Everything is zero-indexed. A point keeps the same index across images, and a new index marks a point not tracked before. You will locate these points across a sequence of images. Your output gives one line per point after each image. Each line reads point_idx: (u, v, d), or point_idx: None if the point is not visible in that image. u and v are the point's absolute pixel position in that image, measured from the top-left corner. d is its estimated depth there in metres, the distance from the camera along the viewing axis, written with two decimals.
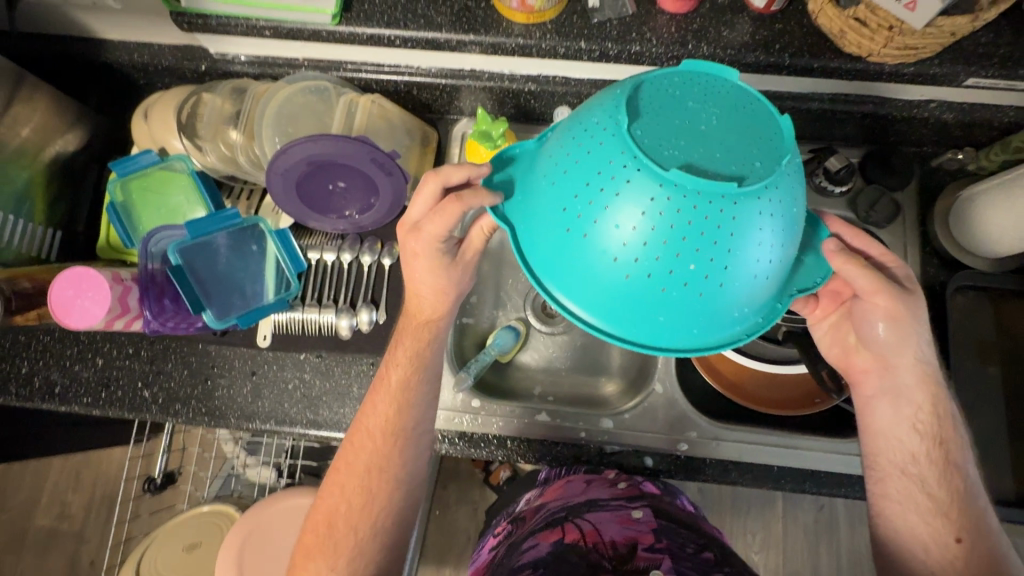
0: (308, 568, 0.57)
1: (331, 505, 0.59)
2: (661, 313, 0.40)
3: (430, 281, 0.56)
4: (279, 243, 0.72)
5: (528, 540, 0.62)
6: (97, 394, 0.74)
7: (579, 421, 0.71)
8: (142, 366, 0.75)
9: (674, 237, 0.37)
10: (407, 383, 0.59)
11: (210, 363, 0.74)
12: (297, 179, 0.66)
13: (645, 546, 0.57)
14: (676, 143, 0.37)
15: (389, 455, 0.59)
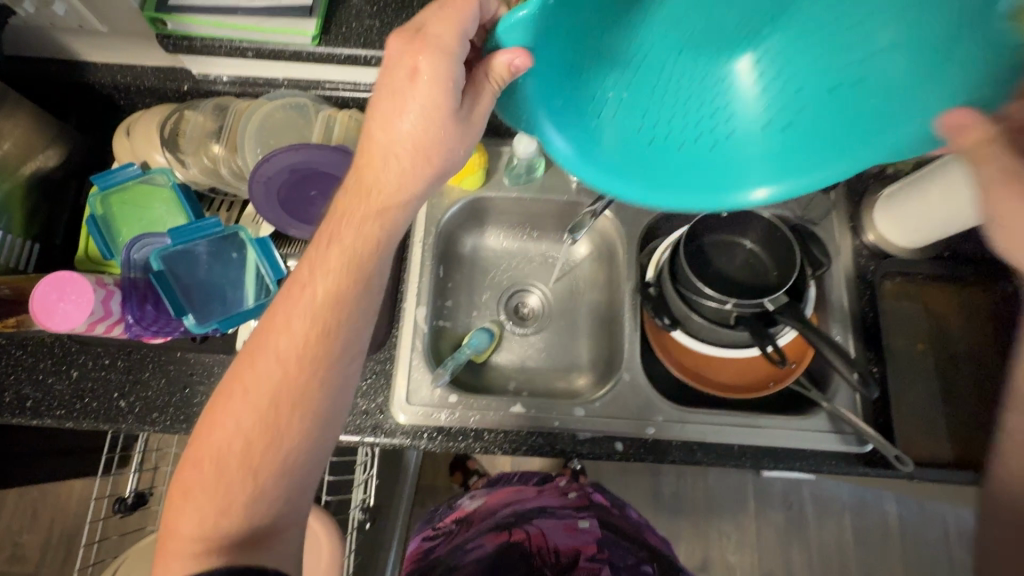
0: (192, 507, 0.51)
1: (225, 439, 0.52)
2: None
3: (415, 122, 0.51)
4: (259, 251, 0.75)
5: (475, 539, 0.76)
6: (71, 406, 0.73)
7: (552, 411, 0.75)
8: (119, 377, 0.75)
9: None
10: (357, 259, 0.54)
11: (189, 371, 0.75)
12: (280, 188, 0.71)
13: (587, 556, 0.73)
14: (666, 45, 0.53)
15: (303, 386, 0.52)
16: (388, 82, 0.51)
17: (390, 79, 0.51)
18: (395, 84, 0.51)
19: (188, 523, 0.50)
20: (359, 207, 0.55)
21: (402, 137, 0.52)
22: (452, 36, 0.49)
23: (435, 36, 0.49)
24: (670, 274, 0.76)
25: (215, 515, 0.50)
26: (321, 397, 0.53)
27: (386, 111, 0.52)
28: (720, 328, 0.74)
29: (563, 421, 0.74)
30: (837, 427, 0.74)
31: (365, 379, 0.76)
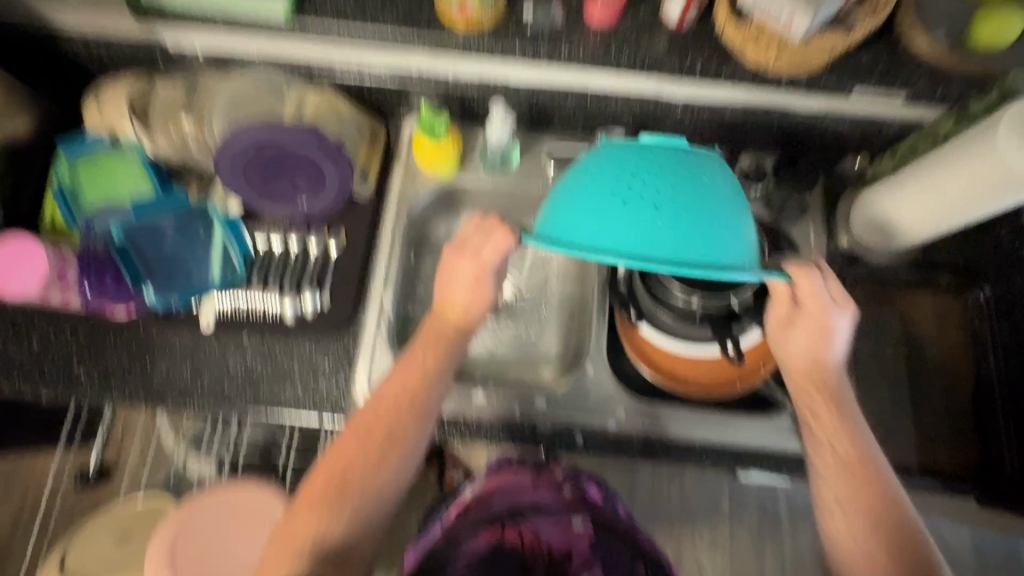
0: (301, 521, 0.56)
1: (333, 470, 0.58)
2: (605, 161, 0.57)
3: (469, 294, 0.62)
4: (225, 228, 0.75)
5: (466, 535, 0.69)
6: (30, 374, 0.73)
7: (514, 401, 0.74)
8: (78, 347, 0.74)
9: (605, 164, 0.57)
10: (422, 380, 0.61)
11: (150, 345, 0.75)
12: (246, 162, 0.73)
13: (578, 554, 0.69)
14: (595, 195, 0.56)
15: (412, 431, 0.60)
16: (450, 266, 0.63)
17: (455, 266, 0.62)
18: (460, 270, 0.62)
19: (295, 534, 0.56)
20: (427, 345, 0.63)
21: (459, 304, 0.63)
22: (500, 243, 0.61)
23: (487, 253, 0.61)
24: (637, 266, 0.76)
25: (317, 527, 0.56)
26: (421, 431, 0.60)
27: (460, 283, 0.62)
28: (687, 324, 0.72)
29: (525, 413, 0.74)
30: (801, 429, 0.74)
31: (327, 362, 0.75)
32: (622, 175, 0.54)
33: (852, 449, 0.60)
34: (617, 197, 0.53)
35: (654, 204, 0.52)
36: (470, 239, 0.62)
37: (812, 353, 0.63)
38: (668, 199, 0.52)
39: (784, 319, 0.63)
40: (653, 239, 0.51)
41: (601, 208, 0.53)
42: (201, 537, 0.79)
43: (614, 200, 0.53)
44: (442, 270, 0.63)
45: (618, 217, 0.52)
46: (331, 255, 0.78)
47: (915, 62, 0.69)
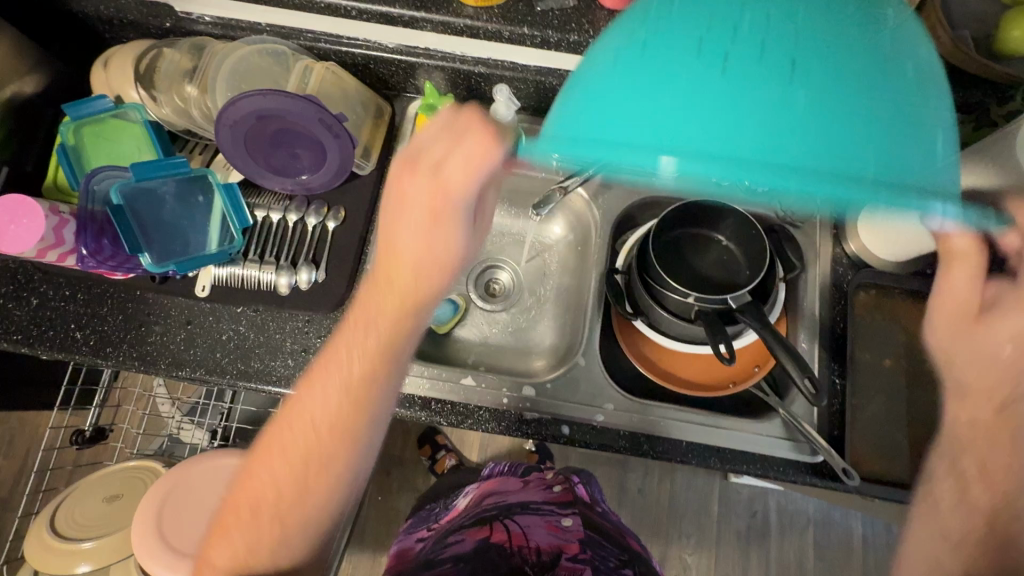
0: (225, 538, 0.53)
1: (261, 487, 0.53)
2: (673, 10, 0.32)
3: (416, 237, 0.49)
4: (225, 197, 0.75)
5: (454, 534, 0.67)
6: (28, 331, 0.74)
7: (502, 387, 0.74)
8: (77, 308, 0.75)
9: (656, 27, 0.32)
10: (364, 372, 0.52)
11: (146, 310, 0.75)
12: (246, 134, 0.70)
13: (569, 555, 0.62)
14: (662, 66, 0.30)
15: (337, 450, 0.52)
16: (393, 198, 0.49)
17: (404, 207, 0.48)
18: (410, 208, 0.48)
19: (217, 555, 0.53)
20: (369, 334, 0.52)
21: (411, 255, 0.50)
22: (462, 156, 0.46)
23: (451, 171, 0.46)
24: (637, 261, 0.74)
25: (241, 549, 0.52)
26: (353, 450, 0.52)
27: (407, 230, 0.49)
28: (681, 322, 0.71)
29: (513, 401, 0.73)
30: (791, 434, 0.73)
31: (318, 338, 0.75)
32: (714, 27, 0.30)
33: (1013, 496, 0.49)
34: (704, 58, 0.30)
35: (784, 72, 0.29)
36: (430, 148, 0.47)
37: (1006, 364, 0.51)
38: (807, 62, 0.29)
39: (971, 313, 0.51)
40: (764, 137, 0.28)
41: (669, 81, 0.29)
42: (188, 504, 0.80)
43: (695, 74, 0.29)
44: (401, 198, 0.48)
45: (700, 101, 0.28)
46: (330, 231, 0.78)
47: (938, 64, 0.66)
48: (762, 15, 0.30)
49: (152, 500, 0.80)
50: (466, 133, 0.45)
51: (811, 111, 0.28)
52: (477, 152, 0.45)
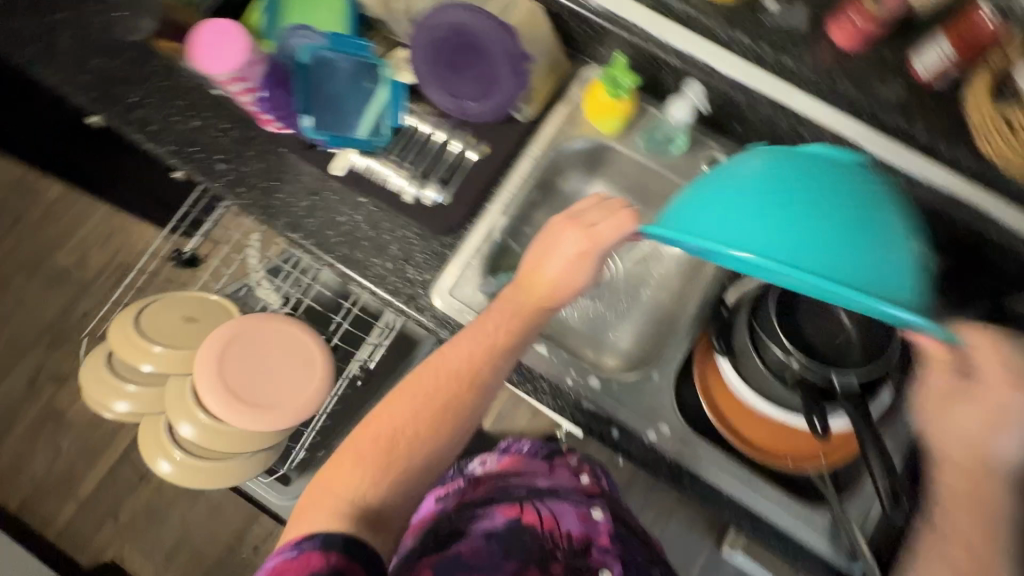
0: (346, 470, 0.57)
1: (396, 429, 0.59)
2: (751, 168, 0.55)
3: (559, 269, 0.63)
4: (390, 94, 0.78)
5: (484, 508, 0.68)
6: (180, 146, 0.80)
7: (570, 367, 0.73)
8: (227, 143, 0.80)
9: (734, 176, 0.55)
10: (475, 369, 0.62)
11: (284, 168, 0.79)
12: (437, 40, 0.72)
13: (599, 547, 0.66)
14: (740, 197, 0.52)
15: (464, 404, 0.61)
16: (545, 231, 0.65)
17: (558, 235, 0.64)
18: (562, 242, 0.63)
19: (339, 487, 0.56)
20: (496, 325, 0.63)
21: (551, 275, 0.63)
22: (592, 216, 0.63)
23: (600, 229, 0.62)
24: (751, 304, 0.70)
25: (364, 483, 0.56)
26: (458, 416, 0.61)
27: (552, 254, 0.63)
28: (774, 383, 0.67)
29: (576, 386, 0.73)
30: (835, 533, 0.69)
31: (421, 253, 0.77)
32: (777, 187, 0.51)
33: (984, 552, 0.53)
34: (765, 196, 0.51)
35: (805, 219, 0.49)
36: (588, 214, 0.63)
37: (980, 440, 0.55)
38: (818, 210, 0.50)
39: (946, 397, 0.57)
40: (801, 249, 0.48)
41: (755, 201, 0.51)
42: (249, 353, 0.85)
43: (801, 201, 0.50)
44: (546, 235, 0.65)
45: (780, 223, 0.49)
46: (466, 162, 0.78)
47: None
48: (799, 175, 0.52)
49: (213, 344, 0.83)
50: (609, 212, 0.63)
51: (851, 237, 0.48)
52: (623, 222, 0.62)
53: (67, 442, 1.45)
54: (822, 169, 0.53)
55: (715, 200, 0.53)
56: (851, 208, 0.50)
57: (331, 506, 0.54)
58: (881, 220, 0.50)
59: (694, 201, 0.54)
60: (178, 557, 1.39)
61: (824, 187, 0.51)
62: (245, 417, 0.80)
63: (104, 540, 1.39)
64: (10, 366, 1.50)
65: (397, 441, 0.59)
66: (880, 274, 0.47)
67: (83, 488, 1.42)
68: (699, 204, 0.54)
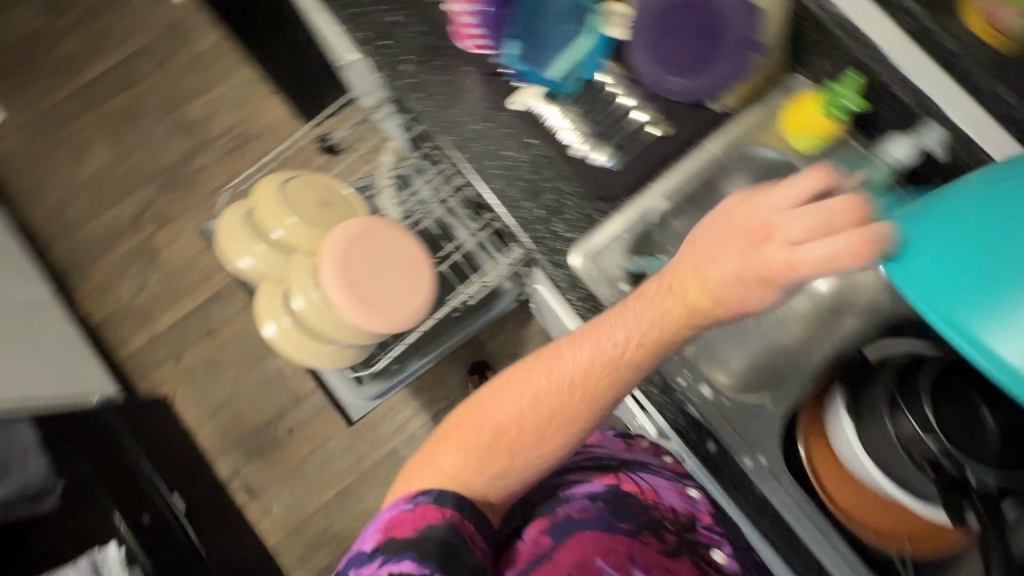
0: (448, 452, 0.61)
1: (500, 424, 0.61)
2: (973, 247, 0.44)
3: (737, 270, 0.54)
4: (592, 44, 0.75)
5: (576, 472, 0.72)
6: (377, 38, 0.81)
7: (686, 368, 0.72)
8: (418, 46, 0.81)
9: (976, 207, 0.45)
10: (595, 377, 0.59)
11: (464, 85, 0.79)
12: (678, 12, 0.73)
13: (704, 524, 0.72)
14: (979, 206, 0.45)
15: (580, 411, 0.60)
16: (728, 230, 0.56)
17: (746, 233, 0.54)
18: (759, 250, 0.53)
19: (441, 465, 0.60)
20: (593, 349, 0.59)
21: (712, 282, 0.55)
22: (780, 250, 0.52)
23: (802, 251, 0.50)
24: (898, 370, 0.65)
25: (467, 467, 0.60)
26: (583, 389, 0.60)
27: (727, 257, 0.55)
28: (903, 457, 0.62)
29: (687, 389, 0.71)
30: None
31: (571, 211, 0.75)
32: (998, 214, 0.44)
33: None
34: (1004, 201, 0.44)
35: None
36: (798, 215, 0.52)
37: None
38: None
39: None
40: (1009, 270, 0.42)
41: (997, 235, 0.43)
42: (367, 258, 0.86)
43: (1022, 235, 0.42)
44: (692, 249, 0.58)
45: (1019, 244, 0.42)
46: (645, 134, 0.75)
47: None
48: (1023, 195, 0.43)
49: (341, 238, 0.85)
50: (840, 225, 0.50)
51: None
52: (850, 216, 0.50)
53: (156, 278, 1.54)
54: None
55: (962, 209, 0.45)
56: None
57: (439, 480, 0.59)
58: None
59: (920, 215, 0.47)
60: (223, 413, 1.47)
61: None
62: (367, 317, 0.83)
63: (163, 376, 1.49)
64: (125, 193, 1.59)
65: (522, 427, 0.61)
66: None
67: (158, 323, 1.52)
68: (935, 226, 0.46)
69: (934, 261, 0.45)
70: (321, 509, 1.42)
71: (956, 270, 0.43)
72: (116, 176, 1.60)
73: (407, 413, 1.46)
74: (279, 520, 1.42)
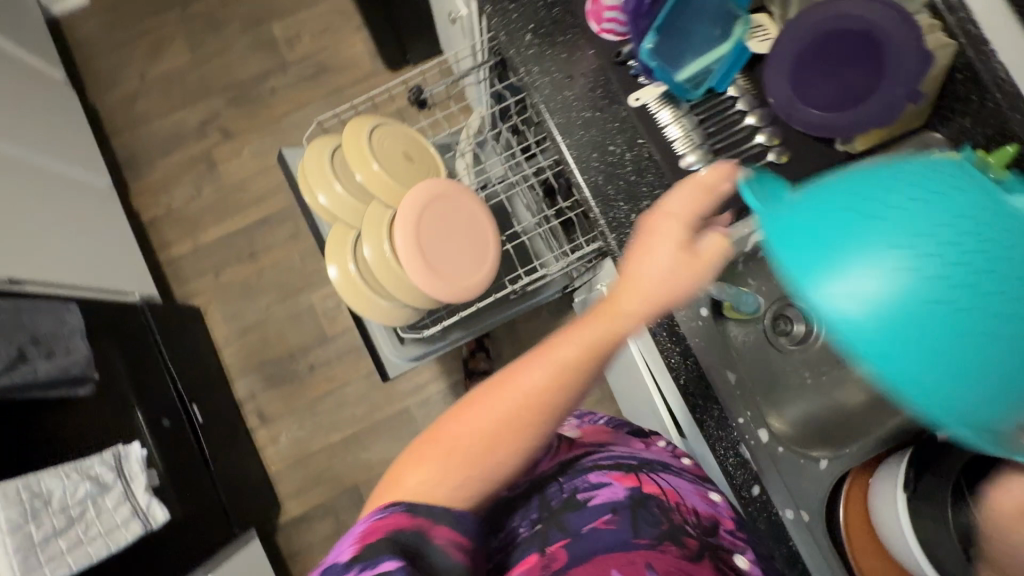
0: (421, 467, 0.48)
1: (474, 428, 0.49)
2: (857, 220, 0.38)
3: (666, 262, 0.49)
4: (731, 53, 0.70)
5: (592, 471, 0.66)
6: (503, 1, 0.78)
7: (745, 409, 0.69)
8: (544, 18, 0.77)
9: (862, 185, 0.40)
10: (538, 397, 0.49)
11: (583, 69, 0.75)
12: (838, 31, 0.62)
13: (728, 527, 0.65)
14: (903, 195, 0.38)
15: (553, 399, 0.50)
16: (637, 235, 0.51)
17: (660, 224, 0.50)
18: (659, 237, 0.49)
19: (416, 481, 0.48)
20: (543, 366, 0.49)
21: (653, 273, 0.49)
22: (668, 245, 0.49)
23: (646, 269, 0.49)
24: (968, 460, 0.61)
25: (445, 484, 0.48)
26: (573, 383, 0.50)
27: (647, 249, 0.49)
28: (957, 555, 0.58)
29: (744, 429, 0.69)
30: None
31: None
32: (895, 201, 0.38)
33: None
34: (925, 195, 0.38)
35: (962, 274, 0.36)
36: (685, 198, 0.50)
37: None
38: (973, 258, 0.36)
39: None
40: (914, 282, 0.36)
41: (885, 222, 0.37)
42: (443, 222, 0.84)
43: (946, 244, 0.36)
44: (632, 256, 0.50)
45: (939, 261, 0.36)
46: (762, 160, 0.70)
47: None
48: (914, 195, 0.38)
49: (417, 198, 0.83)
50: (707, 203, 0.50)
51: (1000, 304, 0.35)
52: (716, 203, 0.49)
53: (209, 189, 1.54)
54: (989, 226, 0.37)
55: (866, 187, 0.39)
56: (944, 300, 0.36)
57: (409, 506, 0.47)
58: (996, 343, 0.36)
59: (824, 187, 0.41)
60: (249, 336, 1.49)
61: (973, 252, 0.36)
62: (439, 286, 0.82)
63: (199, 287, 1.51)
64: (194, 99, 1.58)
65: (505, 424, 0.49)
66: (944, 357, 0.36)
67: (204, 235, 1.53)
68: (830, 199, 0.40)
69: (814, 227, 0.39)
70: (325, 449, 1.44)
71: (842, 241, 0.38)
72: (189, 79, 1.59)
73: (427, 376, 1.47)
74: (283, 450, 1.45)
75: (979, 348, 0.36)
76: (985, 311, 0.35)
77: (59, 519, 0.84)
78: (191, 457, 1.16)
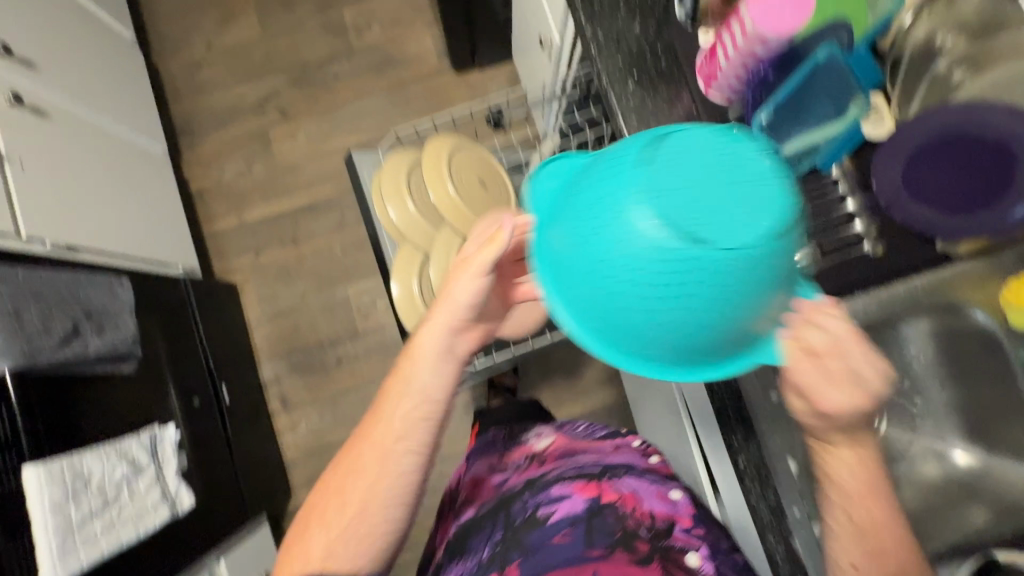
0: (318, 525, 0.61)
1: (348, 476, 0.61)
2: (581, 213, 0.44)
3: (466, 296, 0.56)
4: (842, 136, 0.66)
5: (556, 484, 0.73)
6: (607, 45, 0.76)
7: (802, 498, 0.66)
8: (648, 69, 0.75)
9: (599, 173, 0.44)
10: (396, 433, 0.60)
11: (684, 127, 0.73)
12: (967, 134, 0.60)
13: (683, 527, 0.69)
14: (607, 181, 0.43)
15: (410, 431, 0.60)
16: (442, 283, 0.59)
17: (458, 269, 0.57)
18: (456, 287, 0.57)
19: (320, 531, 0.60)
20: (394, 406, 0.60)
21: (464, 302, 0.57)
22: (467, 283, 0.56)
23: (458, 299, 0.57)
24: None
25: (337, 532, 0.60)
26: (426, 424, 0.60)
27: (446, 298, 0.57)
28: None
29: (799, 522, 0.66)
30: None
31: None
32: (605, 193, 0.43)
33: None
34: (628, 183, 0.41)
35: (639, 273, 0.41)
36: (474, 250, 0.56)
37: None
38: (652, 262, 0.41)
39: None
40: (602, 270, 0.43)
41: (591, 219, 0.43)
42: None
43: (616, 242, 0.42)
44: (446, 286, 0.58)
45: (615, 252, 0.42)
46: (856, 249, 0.67)
47: None
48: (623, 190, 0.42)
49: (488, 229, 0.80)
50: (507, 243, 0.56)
51: (675, 292, 0.41)
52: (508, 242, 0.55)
53: (260, 169, 1.54)
54: (672, 213, 0.40)
55: (596, 179, 0.44)
56: (630, 290, 0.42)
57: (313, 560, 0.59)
58: (669, 317, 0.43)
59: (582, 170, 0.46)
60: (282, 320, 1.49)
61: (660, 246, 0.40)
62: None
63: (238, 265, 1.51)
64: (257, 76, 1.57)
65: (367, 468, 0.60)
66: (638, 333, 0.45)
67: (249, 213, 1.52)
68: (582, 186, 0.45)
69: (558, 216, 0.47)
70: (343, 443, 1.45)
71: (568, 235, 0.45)
72: (254, 55, 1.58)
73: None
74: (301, 438, 1.45)
75: (665, 328, 0.43)
76: (666, 291, 0.41)
77: (97, 500, 0.86)
78: (220, 439, 1.17)
